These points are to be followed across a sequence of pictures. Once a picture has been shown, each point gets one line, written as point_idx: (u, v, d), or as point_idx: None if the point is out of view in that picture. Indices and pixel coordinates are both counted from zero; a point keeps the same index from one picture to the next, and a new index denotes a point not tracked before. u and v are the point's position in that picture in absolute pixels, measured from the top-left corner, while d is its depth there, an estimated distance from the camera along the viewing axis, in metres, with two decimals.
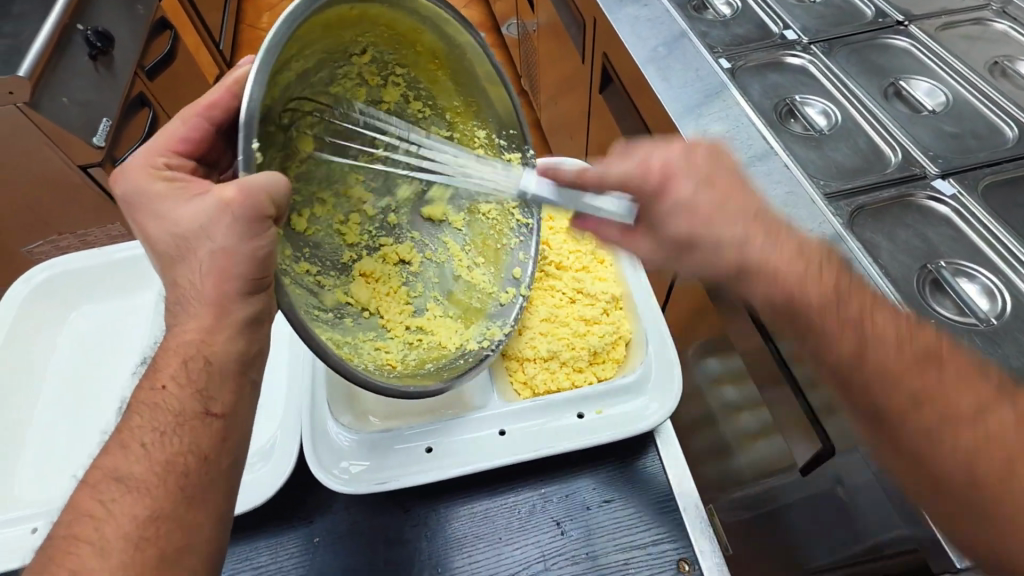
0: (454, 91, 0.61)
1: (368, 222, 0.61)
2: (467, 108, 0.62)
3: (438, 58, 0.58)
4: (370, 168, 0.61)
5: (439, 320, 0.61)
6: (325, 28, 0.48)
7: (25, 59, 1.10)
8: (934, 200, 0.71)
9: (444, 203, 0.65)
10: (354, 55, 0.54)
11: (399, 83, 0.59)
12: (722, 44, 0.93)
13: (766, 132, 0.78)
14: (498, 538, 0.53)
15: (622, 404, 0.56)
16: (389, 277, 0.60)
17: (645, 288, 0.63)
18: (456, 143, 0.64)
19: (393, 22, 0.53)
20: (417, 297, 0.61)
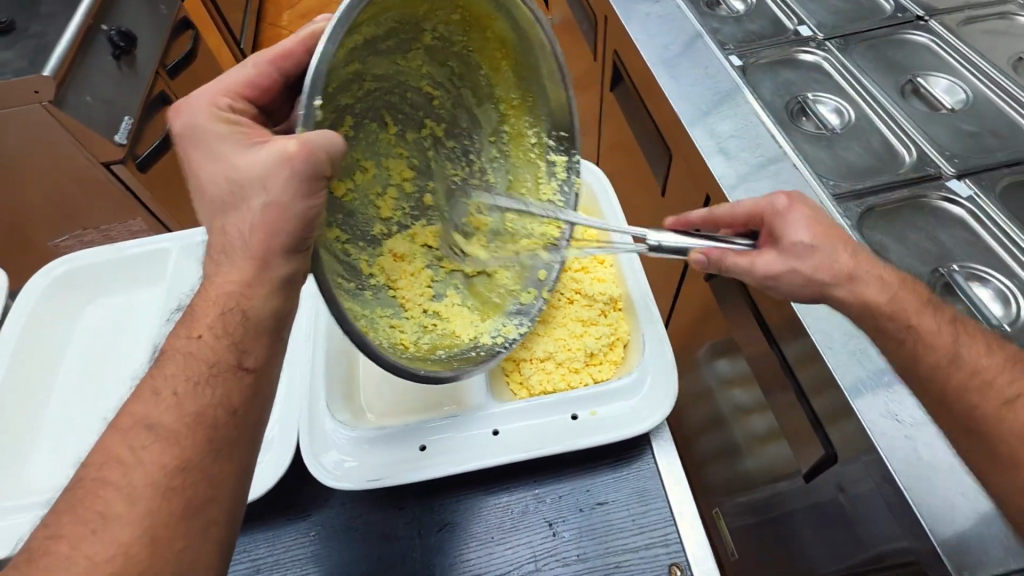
0: (515, 84, 0.59)
1: (404, 200, 0.58)
2: (523, 103, 0.60)
3: (504, 47, 0.55)
4: (415, 144, 0.58)
5: (455, 309, 0.60)
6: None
7: (51, 58, 1.14)
8: (948, 201, 0.69)
9: (483, 196, 0.62)
10: (424, 30, 0.52)
11: (462, 66, 0.57)
12: (734, 40, 0.91)
13: (776, 131, 0.77)
14: (490, 537, 0.53)
15: (616, 406, 0.56)
16: (417, 258, 0.59)
17: (646, 291, 0.63)
18: (504, 136, 0.62)
19: (470, 4, 0.51)
20: (438, 282, 0.60)
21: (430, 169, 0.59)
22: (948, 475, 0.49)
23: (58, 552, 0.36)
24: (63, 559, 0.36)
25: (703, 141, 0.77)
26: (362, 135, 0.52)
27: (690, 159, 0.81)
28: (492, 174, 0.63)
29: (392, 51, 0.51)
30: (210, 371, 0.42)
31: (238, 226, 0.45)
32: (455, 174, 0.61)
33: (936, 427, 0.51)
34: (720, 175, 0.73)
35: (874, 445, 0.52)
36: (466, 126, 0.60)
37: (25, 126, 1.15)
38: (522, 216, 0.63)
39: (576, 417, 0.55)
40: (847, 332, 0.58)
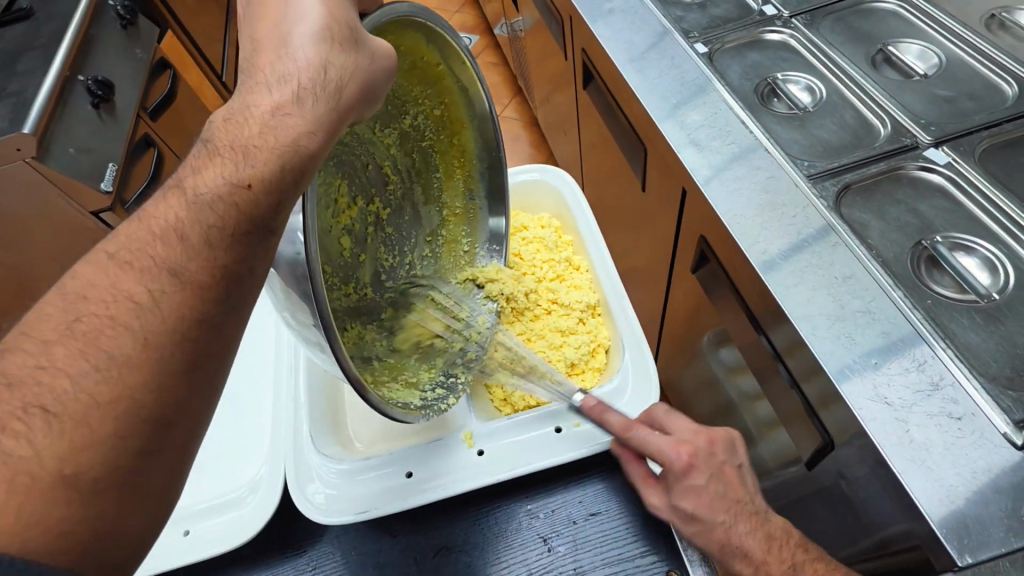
0: (462, 193, 0.62)
1: (340, 253, 0.48)
2: (465, 214, 0.62)
3: (463, 161, 0.60)
4: (357, 214, 0.50)
5: (375, 376, 0.48)
6: (411, 69, 0.52)
7: (30, 115, 1.15)
8: (926, 169, 0.67)
9: (411, 282, 0.57)
10: (406, 111, 0.54)
11: (421, 172, 0.58)
12: (699, 27, 0.91)
13: (746, 116, 0.76)
14: (486, 558, 0.53)
15: None
16: (350, 320, 0.49)
17: (620, 293, 0.61)
18: (439, 240, 0.62)
19: (454, 106, 0.57)
20: (360, 344, 0.49)
21: (367, 242, 0.52)
22: (944, 456, 0.48)
23: (50, 386, 0.30)
24: (61, 395, 0.30)
25: (674, 134, 0.76)
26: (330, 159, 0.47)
27: (664, 153, 0.80)
28: (422, 270, 0.59)
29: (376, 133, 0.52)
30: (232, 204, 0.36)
31: (300, 55, 0.39)
32: (386, 259, 0.54)
33: (928, 406, 0.50)
34: (693, 167, 0.72)
35: (866, 432, 0.50)
36: (407, 218, 0.58)
37: (11, 184, 1.17)
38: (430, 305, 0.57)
39: (560, 430, 0.54)
40: (831, 317, 0.57)
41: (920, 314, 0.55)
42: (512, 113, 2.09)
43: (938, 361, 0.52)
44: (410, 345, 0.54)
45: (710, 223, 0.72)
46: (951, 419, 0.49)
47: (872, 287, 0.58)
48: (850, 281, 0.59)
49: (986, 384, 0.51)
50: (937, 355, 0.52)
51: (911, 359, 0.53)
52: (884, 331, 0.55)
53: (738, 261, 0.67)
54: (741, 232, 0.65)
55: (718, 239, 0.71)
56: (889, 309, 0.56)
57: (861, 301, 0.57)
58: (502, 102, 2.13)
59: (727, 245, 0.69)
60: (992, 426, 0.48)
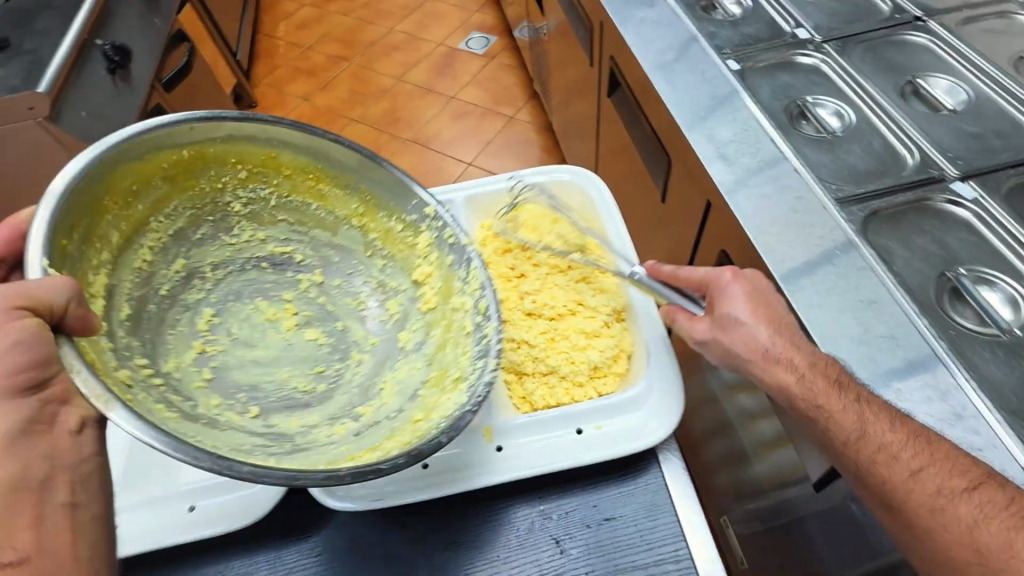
0: (347, 198, 0.63)
1: (316, 350, 0.58)
2: (369, 209, 0.63)
3: (311, 171, 0.62)
4: (301, 297, 0.62)
5: (413, 431, 0.49)
6: (172, 178, 0.57)
7: (46, 74, 1.13)
8: (953, 203, 0.68)
9: (397, 300, 0.62)
10: (218, 197, 0.61)
11: (294, 210, 0.64)
12: (732, 44, 0.91)
13: (776, 135, 0.76)
14: (497, 556, 0.52)
15: (624, 418, 0.54)
16: (378, 380, 0.57)
17: (648, 301, 0.61)
18: (377, 242, 0.64)
19: (244, 155, 0.59)
20: (377, 414, 0.53)
21: (327, 309, 0.62)
22: None
23: None
24: None
25: (703, 147, 0.77)
26: (115, 297, 0.53)
27: (690, 164, 0.80)
28: (395, 281, 0.64)
29: (217, 238, 0.62)
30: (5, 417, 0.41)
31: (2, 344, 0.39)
32: (357, 302, 0.63)
33: (949, 436, 0.50)
34: (721, 181, 0.73)
35: None
36: (337, 255, 0.65)
37: (20, 142, 1.14)
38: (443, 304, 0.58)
39: (581, 432, 0.53)
40: (855, 339, 0.57)
41: (943, 344, 0.55)
42: (525, 116, 2.09)
43: (962, 392, 0.52)
44: (443, 343, 0.57)
45: (734, 236, 0.72)
46: (972, 450, 0.49)
47: (897, 313, 0.58)
48: (875, 306, 0.59)
49: (1008, 418, 0.51)
50: (960, 386, 0.53)
51: (934, 387, 0.53)
52: (907, 357, 0.55)
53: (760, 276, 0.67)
54: (768, 248, 0.66)
55: (741, 253, 0.71)
56: (914, 336, 0.56)
57: (886, 326, 0.57)
58: (516, 104, 2.13)
59: (750, 260, 0.69)
60: (1013, 460, 0.48)
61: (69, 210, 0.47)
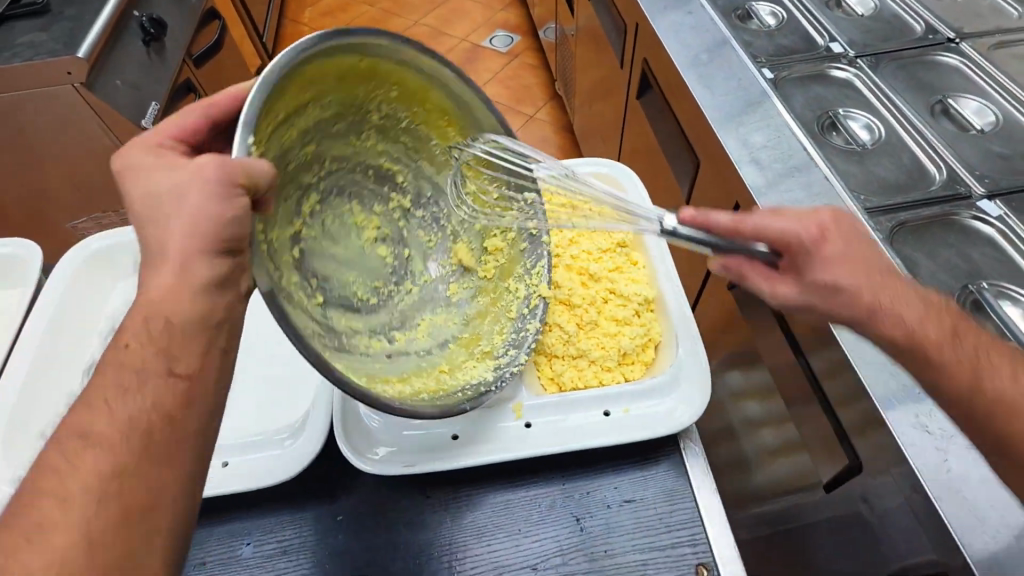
0: (448, 149, 0.59)
1: (382, 266, 0.57)
2: (478, 163, 0.59)
3: (448, 116, 0.56)
4: (384, 216, 0.58)
5: (447, 382, 0.53)
6: (341, 81, 0.49)
7: (86, 40, 1.15)
8: (979, 220, 0.69)
9: (460, 249, 0.60)
10: (369, 112, 0.54)
11: (416, 139, 0.58)
12: (766, 54, 0.93)
13: (809, 144, 0.78)
14: (518, 530, 0.53)
15: (653, 405, 0.55)
16: (417, 316, 0.57)
17: (680, 295, 0.61)
18: (464, 187, 0.60)
19: (404, 80, 0.52)
20: (432, 350, 0.56)
21: (403, 239, 0.60)
22: (979, 489, 0.49)
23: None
24: None
25: (736, 151, 0.78)
26: (280, 203, 0.48)
27: (721, 167, 0.82)
28: (458, 214, 0.61)
29: (347, 135, 0.54)
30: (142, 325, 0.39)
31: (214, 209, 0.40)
32: (429, 240, 0.61)
33: (966, 440, 0.52)
34: (753, 185, 0.74)
35: (905, 456, 0.52)
36: (430, 194, 0.60)
37: (55, 106, 1.16)
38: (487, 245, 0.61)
39: (608, 414, 0.55)
40: (878, 343, 0.58)
41: None
42: (545, 115, 2.11)
43: None
44: (482, 312, 0.59)
45: None
46: None
47: None
48: None
49: None
50: None
51: None
52: None
53: None
54: None
55: None
56: None
57: None
58: (537, 104, 2.15)
59: None
60: None
61: (270, 91, 0.41)
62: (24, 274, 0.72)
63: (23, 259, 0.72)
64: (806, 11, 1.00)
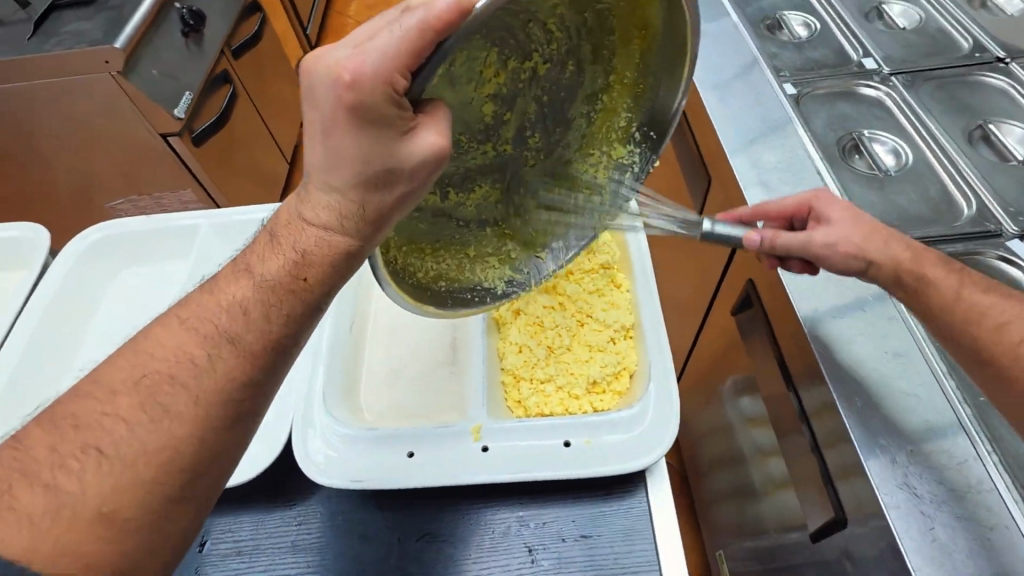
0: (637, 66, 0.48)
1: (479, 122, 0.44)
2: (633, 85, 0.49)
3: (644, 30, 0.45)
4: (518, 104, 0.46)
5: (466, 270, 0.53)
6: None
7: (124, 31, 1.19)
8: (1006, 261, 0.63)
9: (540, 139, 0.50)
10: None
11: (597, 27, 0.44)
12: (792, 67, 0.87)
13: (824, 168, 0.73)
14: (467, 555, 0.52)
15: (615, 438, 0.52)
16: (478, 177, 0.48)
17: (656, 321, 0.59)
18: (596, 107, 0.50)
19: None
20: (470, 232, 0.52)
21: (515, 102, 0.45)
22: (964, 563, 0.45)
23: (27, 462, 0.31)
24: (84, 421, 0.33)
25: (745, 171, 0.74)
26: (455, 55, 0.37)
27: (728, 187, 0.78)
28: (575, 110, 0.50)
29: None
30: (288, 292, 0.39)
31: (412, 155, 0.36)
32: (531, 109, 0.47)
33: (957, 508, 0.47)
34: (757, 209, 0.70)
35: (887, 518, 0.48)
36: (571, 74, 0.47)
37: (94, 93, 1.21)
38: (573, 167, 0.53)
39: (569, 444, 0.53)
40: (874, 391, 0.54)
41: (969, 409, 0.52)
42: None
43: (978, 464, 0.49)
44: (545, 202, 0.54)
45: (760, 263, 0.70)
46: (980, 526, 0.47)
47: (923, 370, 0.54)
48: (901, 359, 0.56)
49: None
50: (978, 458, 0.50)
51: (950, 455, 0.50)
52: (927, 419, 0.52)
53: (781, 308, 0.65)
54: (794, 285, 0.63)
55: (766, 284, 0.69)
56: (937, 396, 0.53)
57: (909, 382, 0.54)
58: None
59: (773, 293, 0.67)
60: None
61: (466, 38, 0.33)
62: (32, 257, 0.75)
63: (33, 242, 0.75)
64: (843, 22, 0.94)
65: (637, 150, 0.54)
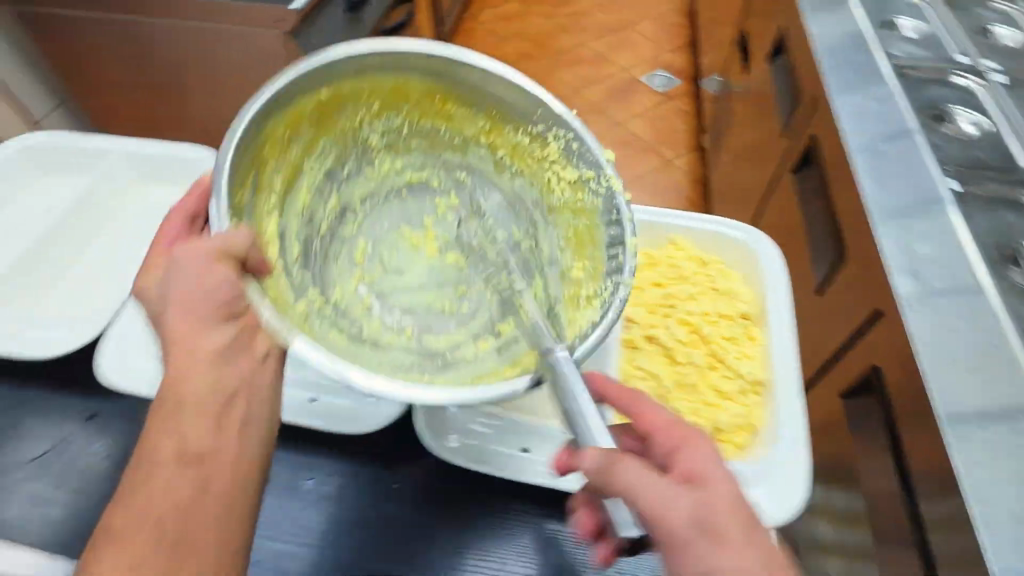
0: (472, 122, 0.73)
1: (518, 243, 0.76)
2: (496, 127, 0.72)
3: (438, 97, 0.70)
4: (456, 179, 0.79)
5: (579, 313, 0.66)
6: (316, 117, 0.66)
7: None
8: None
9: (536, 233, 0.76)
10: (371, 108, 0.69)
11: (422, 132, 0.75)
12: (955, 163, 0.84)
13: (981, 272, 0.69)
14: None
15: (744, 494, 0.54)
16: (538, 282, 0.73)
17: (792, 384, 0.61)
18: (485, 139, 0.74)
19: (378, 85, 0.66)
20: (552, 310, 0.69)
21: (504, 179, 0.77)
22: None
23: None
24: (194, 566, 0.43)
25: (895, 257, 0.71)
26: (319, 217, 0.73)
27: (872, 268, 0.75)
28: (506, 173, 0.77)
29: (361, 108, 0.69)
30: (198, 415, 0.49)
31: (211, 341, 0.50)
32: (462, 176, 0.79)
33: None
34: (904, 298, 0.68)
35: None
36: (447, 127, 0.74)
37: None
38: (551, 183, 0.72)
39: None
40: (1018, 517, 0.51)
41: None
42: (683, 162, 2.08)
43: None
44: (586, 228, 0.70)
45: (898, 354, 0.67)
46: None
47: None
48: None
49: None
50: None
51: None
52: None
53: (915, 405, 0.63)
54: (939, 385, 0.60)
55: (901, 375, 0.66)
56: None
57: None
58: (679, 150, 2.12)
59: (909, 387, 0.65)
60: None
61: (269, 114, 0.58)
62: None
63: None
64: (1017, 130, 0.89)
65: (525, 136, 0.71)
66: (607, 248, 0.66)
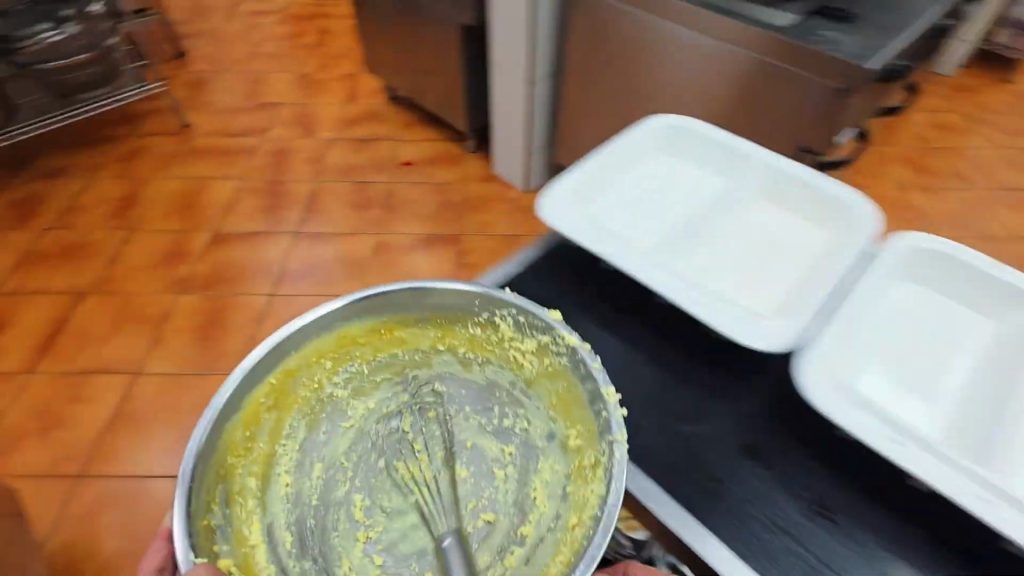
0: (420, 332, 0.78)
1: (512, 429, 0.73)
2: (445, 329, 0.78)
3: (384, 328, 0.78)
4: (429, 389, 0.77)
5: (581, 493, 0.65)
6: (274, 406, 0.73)
7: None
8: None
9: (527, 411, 0.74)
10: (326, 365, 0.76)
11: (385, 366, 0.78)
12: None
13: None
14: None
15: None
16: (540, 462, 0.70)
17: None
18: (442, 341, 0.78)
19: (321, 349, 0.75)
20: (555, 490, 0.67)
21: (480, 367, 0.78)
22: None
23: None
24: None
25: None
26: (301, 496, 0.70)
27: None
28: (473, 362, 0.78)
29: (319, 373, 0.76)
30: None
31: None
32: (438, 385, 0.78)
33: None
34: None
35: None
36: (403, 349, 0.78)
37: None
38: (514, 362, 0.76)
39: None
40: None
41: None
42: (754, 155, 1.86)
43: None
44: (558, 400, 0.72)
45: None
46: None
47: None
48: None
49: None
50: None
51: None
52: None
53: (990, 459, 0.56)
54: None
55: None
56: None
57: None
58: None
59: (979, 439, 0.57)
60: None
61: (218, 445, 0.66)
62: None
63: None
64: None
65: (474, 329, 0.77)
66: (592, 405, 0.67)
